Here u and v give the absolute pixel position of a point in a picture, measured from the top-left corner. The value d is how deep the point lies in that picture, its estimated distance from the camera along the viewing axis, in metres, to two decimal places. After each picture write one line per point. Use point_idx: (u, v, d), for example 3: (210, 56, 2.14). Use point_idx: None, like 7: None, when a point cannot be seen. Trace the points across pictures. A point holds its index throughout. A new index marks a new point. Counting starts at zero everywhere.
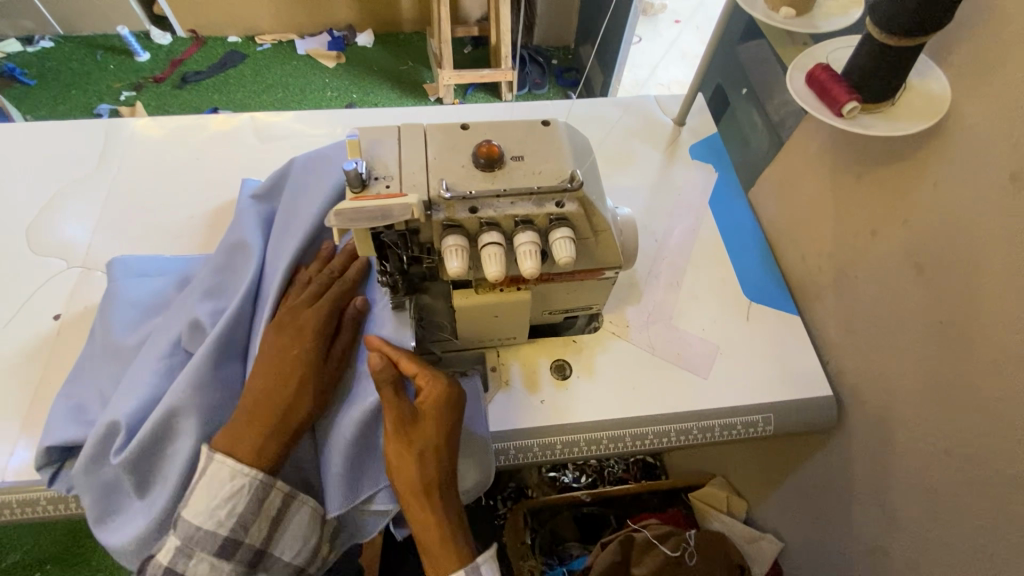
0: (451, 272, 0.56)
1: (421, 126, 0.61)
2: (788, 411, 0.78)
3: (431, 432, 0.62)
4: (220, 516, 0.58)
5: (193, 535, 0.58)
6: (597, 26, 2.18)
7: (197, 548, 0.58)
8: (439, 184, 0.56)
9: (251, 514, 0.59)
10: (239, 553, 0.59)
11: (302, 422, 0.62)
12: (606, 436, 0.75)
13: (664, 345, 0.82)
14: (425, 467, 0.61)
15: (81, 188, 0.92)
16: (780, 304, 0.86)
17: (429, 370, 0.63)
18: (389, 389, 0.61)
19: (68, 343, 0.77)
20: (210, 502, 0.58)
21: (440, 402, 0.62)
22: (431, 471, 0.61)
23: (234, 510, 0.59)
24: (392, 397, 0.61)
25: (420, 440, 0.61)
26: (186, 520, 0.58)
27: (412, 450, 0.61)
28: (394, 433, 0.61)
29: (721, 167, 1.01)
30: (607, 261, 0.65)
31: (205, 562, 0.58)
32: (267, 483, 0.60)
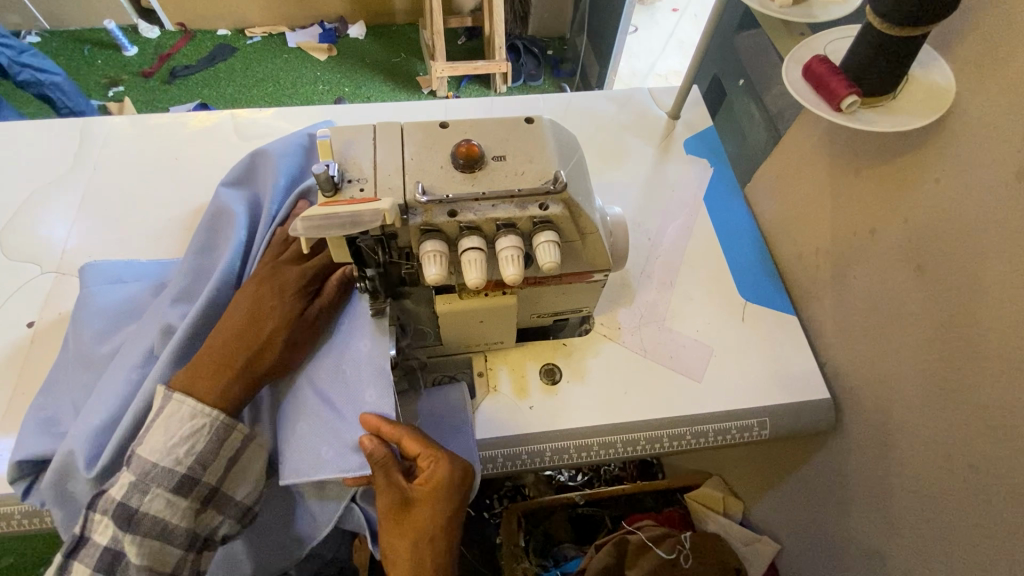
0: (429, 279, 0.53)
1: (398, 125, 0.58)
2: (785, 414, 0.76)
3: (427, 520, 0.61)
4: (178, 454, 0.58)
5: (149, 471, 0.57)
6: (593, 16, 2.14)
7: (154, 485, 0.57)
8: (416, 187, 0.54)
9: (211, 453, 0.60)
10: (197, 490, 0.59)
11: (267, 369, 0.63)
12: (597, 443, 0.73)
13: (656, 348, 0.79)
14: (420, 554, 0.61)
15: (55, 190, 0.89)
16: (776, 304, 0.84)
17: (430, 450, 0.61)
18: (384, 472, 0.61)
19: (42, 351, 0.75)
20: (167, 440, 0.58)
21: (439, 491, 0.61)
22: (427, 557, 0.61)
23: (193, 448, 0.59)
24: (388, 482, 0.61)
25: (415, 527, 0.61)
26: (142, 457, 0.57)
27: (407, 537, 0.61)
28: (388, 517, 0.61)
29: (717, 162, 0.98)
30: (595, 264, 0.63)
31: (162, 499, 0.57)
32: (229, 424, 0.61)
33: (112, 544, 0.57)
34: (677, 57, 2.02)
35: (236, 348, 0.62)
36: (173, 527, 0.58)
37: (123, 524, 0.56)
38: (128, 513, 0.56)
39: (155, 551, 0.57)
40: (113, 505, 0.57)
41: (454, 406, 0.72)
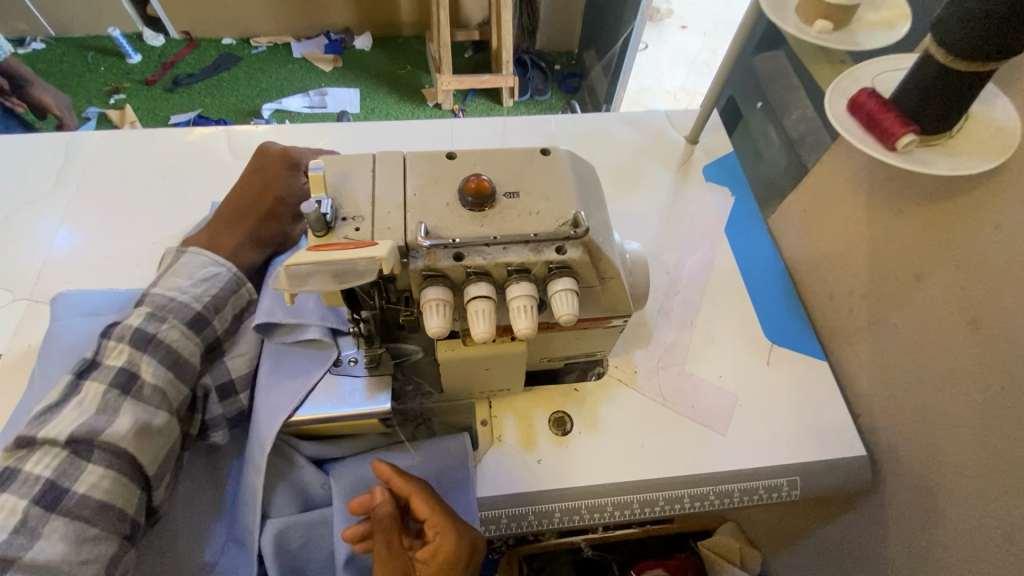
0: (430, 331, 0.47)
1: (400, 154, 0.53)
2: (816, 473, 0.69)
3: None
4: (195, 292, 0.62)
5: (166, 303, 0.60)
6: (603, 32, 2.10)
7: (171, 316, 0.60)
8: (417, 228, 0.48)
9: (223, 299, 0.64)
10: (206, 331, 0.62)
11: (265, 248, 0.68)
12: (610, 502, 0.66)
13: (676, 395, 0.73)
14: None
15: (35, 210, 0.84)
16: (804, 349, 0.77)
17: (438, 516, 0.56)
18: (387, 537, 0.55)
19: (10, 386, 0.69)
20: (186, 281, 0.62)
21: (442, 565, 0.54)
22: None
23: (208, 292, 0.63)
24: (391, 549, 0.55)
25: None
26: (158, 293, 0.61)
27: None
28: None
29: (738, 191, 0.92)
30: (614, 311, 0.56)
31: (177, 330, 0.60)
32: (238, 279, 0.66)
33: (128, 365, 0.56)
34: (688, 75, 1.97)
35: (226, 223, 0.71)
36: (186, 360, 0.60)
37: (140, 346, 0.57)
38: (146, 334, 0.58)
39: (171, 379, 0.58)
40: (130, 330, 0.58)
41: (450, 463, 0.65)
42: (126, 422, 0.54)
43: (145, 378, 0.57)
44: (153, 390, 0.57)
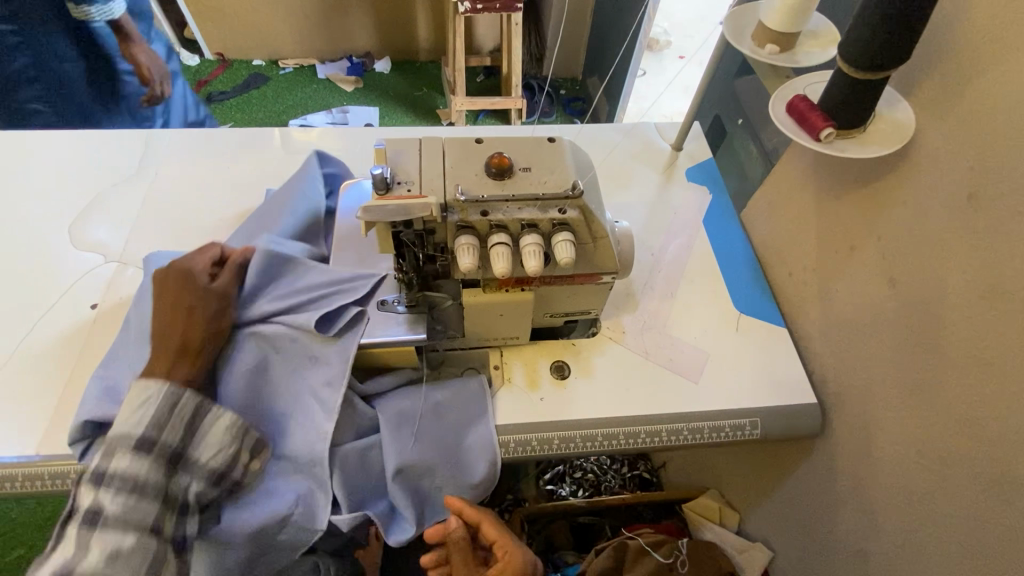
0: (462, 267, 0.62)
1: (440, 138, 0.68)
2: (774, 415, 0.82)
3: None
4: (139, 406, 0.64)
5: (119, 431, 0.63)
6: (604, 59, 2.30)
7: (118, 440, 0.62)
8: (455, 189, 0.63)
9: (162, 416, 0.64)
10: (157, 449, 0.63)
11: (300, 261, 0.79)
12: (601, 433, 0.79)
13: (658, 351, 0.87)
14: None
15: (120, 192, 1.00)
16: (768, 317, 0.92)
17: (503, 539, 0.80)
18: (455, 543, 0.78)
19: (103, 329, 0.84)
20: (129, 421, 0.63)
21: (508, 574, 0.78)
22: None
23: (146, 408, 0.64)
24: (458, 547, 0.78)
25: None
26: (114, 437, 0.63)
27: None
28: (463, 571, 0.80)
29: (716, 189, 1.08)
30: (604, 267, 0.71)
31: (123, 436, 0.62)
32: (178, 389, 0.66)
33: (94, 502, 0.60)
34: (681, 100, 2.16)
35: (160, 357, 0.69)
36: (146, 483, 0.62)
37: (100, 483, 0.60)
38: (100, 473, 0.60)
39: (135, 472, 0.61)
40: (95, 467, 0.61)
41: (470, 400, 0.78)
42: (111, 499, 0.59)
43: (114, 471, 0.61)
44: (120, 480, 0.60)
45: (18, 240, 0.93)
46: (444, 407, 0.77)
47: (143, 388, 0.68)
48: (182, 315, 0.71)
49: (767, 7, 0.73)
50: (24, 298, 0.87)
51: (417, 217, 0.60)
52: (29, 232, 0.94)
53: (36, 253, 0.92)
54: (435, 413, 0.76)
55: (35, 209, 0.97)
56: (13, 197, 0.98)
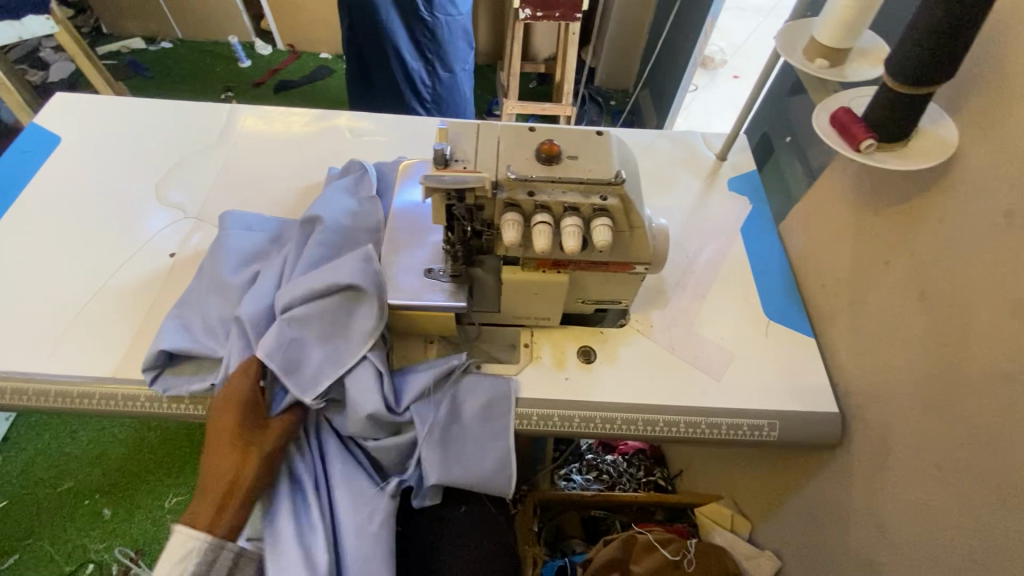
0: (505, 241, 0.67)
1: (497, 124, 0.74)
2: (795, 420, 0.84)
3: None
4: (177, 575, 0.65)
5: None
6: (659, 73, 2.34)
7: None
8: (507, 169, 0.68)
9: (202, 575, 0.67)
10: None
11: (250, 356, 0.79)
12: (620, 417, 0.82)
13: (684, 347, 0.89)
14: None
15: (203, 157, 1.11)
16: (796, 326, 0.93)
17: None
18: None
19: (176, 276, 0.93)
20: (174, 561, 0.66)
21: None
22: None
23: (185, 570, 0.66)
24: None
25: None
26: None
27: None
28: None
29: (756, 200, 1.10)
30: (638, 256, 0.74)
31: None
32: (216, 546, 0.67)
33: None
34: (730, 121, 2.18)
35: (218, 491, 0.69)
36: None
37: None
38: None
39: None
40: None
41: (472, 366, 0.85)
42: None
43: None
44: None
45: (110, 192, 1.04)
46: (450, 401, 0.80)
47: (209, 482, 0.70)
48: (247, 422, 0.72)
49: (820, 23, 0.76)
50: (113, 243, 0.97)
51: (472, 189, 0.67)
52: (122, 186, 1.06)
53: (124, 204, 1.03)
54: (446, 413, 0.79)
55: (129, 167, 1.09)
56: (111, 154, 1.10)
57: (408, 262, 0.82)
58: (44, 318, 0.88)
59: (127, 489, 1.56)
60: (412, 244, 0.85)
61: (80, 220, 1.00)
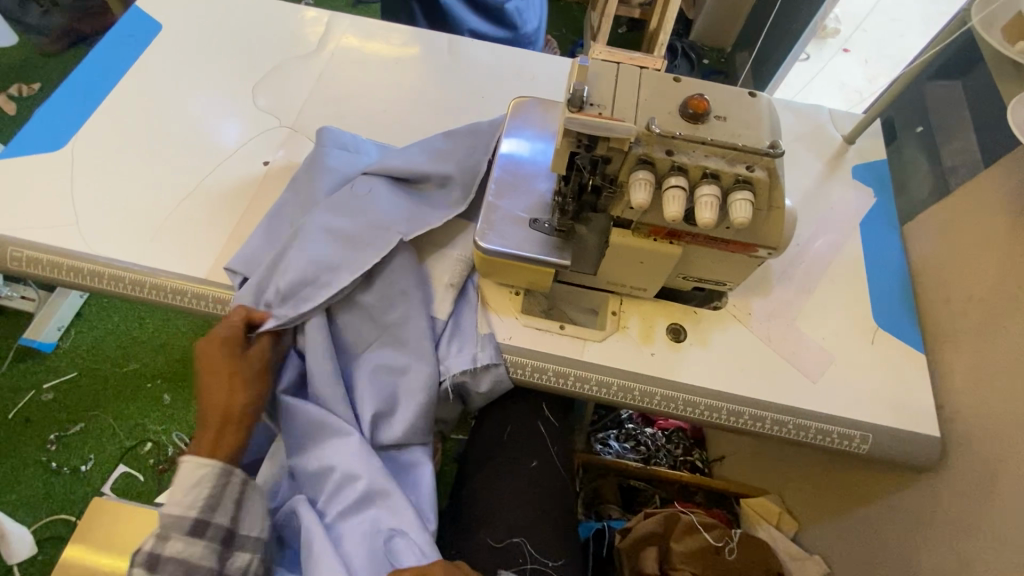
0: (633, 202, 0.61)
1: (639, 70, 0.67)
2: (890, 436, 0.78)
3: None
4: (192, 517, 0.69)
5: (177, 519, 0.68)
6: (765, 34, 2.13)
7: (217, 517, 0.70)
8: (648, 121, 0.62)
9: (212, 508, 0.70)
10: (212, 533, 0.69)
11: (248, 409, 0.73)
12: (704, 402, 0.79)
13: (781, 341, 0.84)
14: None
15: (300, 64, 1.06)
16: (907, 338, 0.86)
17: None
18: None
19: (268, 187, 0.92)
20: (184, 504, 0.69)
21: None
22: None
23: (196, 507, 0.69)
24: None
25: None
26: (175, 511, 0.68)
27: None
28: None
29: (882, 193, 0.99)
30: (766, 239, 0.67)
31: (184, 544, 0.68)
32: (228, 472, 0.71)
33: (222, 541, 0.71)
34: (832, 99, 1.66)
35: (219, 416, 0.71)
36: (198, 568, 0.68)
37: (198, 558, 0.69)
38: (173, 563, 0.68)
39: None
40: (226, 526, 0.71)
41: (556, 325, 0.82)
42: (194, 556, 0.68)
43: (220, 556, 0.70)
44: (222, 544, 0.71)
45: (206, 91, 1.02)
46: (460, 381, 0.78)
47: (204, 409, 0.72)
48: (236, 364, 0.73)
49: None
50: (206, 143, 0.96)
51: (607, 138, 0.61)
52: (218, 85, 1.03)
53: (219, 105, 1.00)
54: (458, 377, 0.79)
55: (224, 66, 1.05)
56: (208, 49, 1.07)
57: (509, 207, 0.78)
58: (139, 210, 0.88)
59: (185, 378, 1.50)
60: (516, 187, 0.80)
61: (177, 115, 0.98)
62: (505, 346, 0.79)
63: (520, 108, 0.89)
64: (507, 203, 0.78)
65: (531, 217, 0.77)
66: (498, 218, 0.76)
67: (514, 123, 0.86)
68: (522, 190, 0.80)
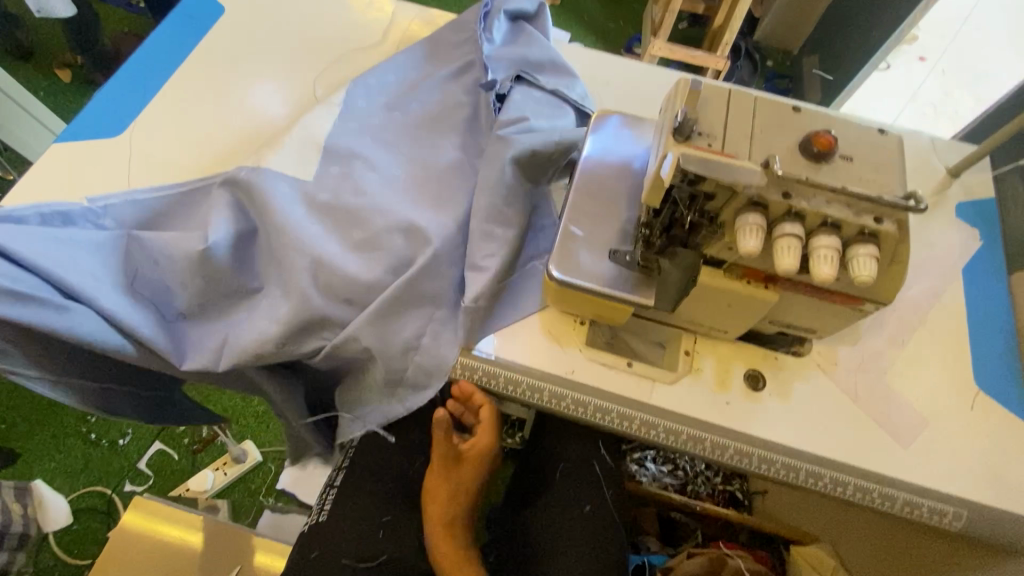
0: (740, 249, 0.54)
1: (753, 95, 0.59)
2: (987, 515, 0.71)
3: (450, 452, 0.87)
4: None
5: None
6: (837, 39, 2.00)
7: None
8: (765, 159, 0.54)
9: None
10: None
11: None
12: (783, 462, 0.72)
13: (869, 399, 0.76)
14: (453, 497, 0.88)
15: (362, 57, 1.01)
16: (1011, 404, 0.77)
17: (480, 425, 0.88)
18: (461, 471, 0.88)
19: None
20: None
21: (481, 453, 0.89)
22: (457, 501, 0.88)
23: None
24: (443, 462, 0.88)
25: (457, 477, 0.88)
26: None
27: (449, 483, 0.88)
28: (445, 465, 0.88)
29: (989, 236, 0.90)
30: (879, 297, 0.60)
31: None
32: None
33: None
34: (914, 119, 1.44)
35: None
36: None
37: None
38: None
39: None
40: None
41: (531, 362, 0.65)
42: None
43: None
44: None
45: (267, 78, 0.98)
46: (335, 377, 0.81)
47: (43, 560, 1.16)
48: None
49: None
50: (260, 136, 0.92)
51: (718, 175, 0.54)
52: (280, 73, 0.99)
53: (276, 96, 0.96)
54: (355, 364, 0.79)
55: (282, 55, 1.01)
56: (267, 37, 1.02)
57: (585, 235, 0.71)
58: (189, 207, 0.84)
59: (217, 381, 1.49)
60: (595, 212, 0.73)
61: (231, 105, 0.94)
62: (567, 380, 0.74)
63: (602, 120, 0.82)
64: (584, 231, 0.72)
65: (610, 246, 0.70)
66: (574, 246, 0.70)
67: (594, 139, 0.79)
68: (600, 214, 0.73)
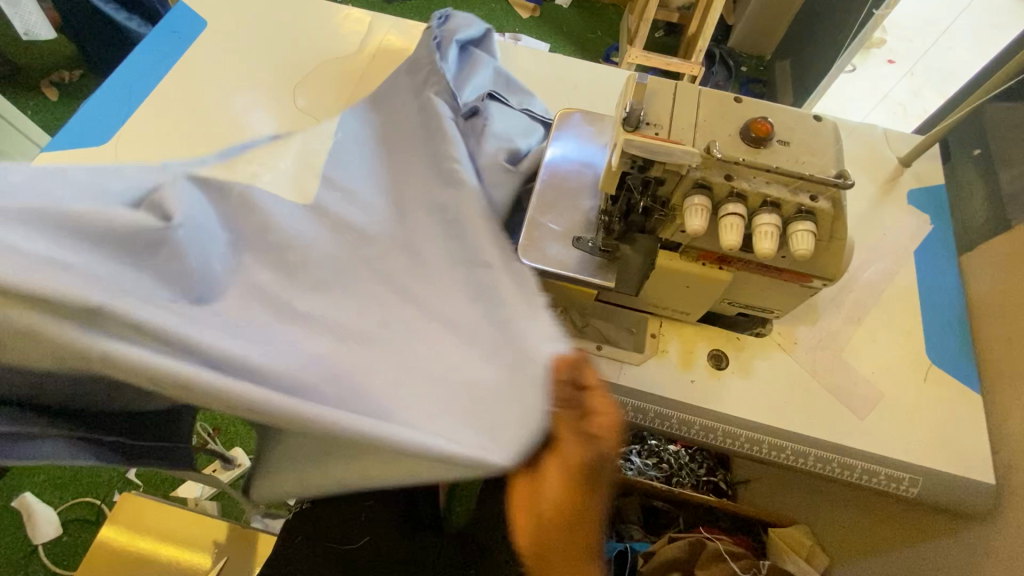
0: (688, 228, 0.58)
1: (698, 87, 0.64)
2: (941, 480, 0.74)
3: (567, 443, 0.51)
4: None
5: None
6: (807, 43, 2.07)
7: None
8: (708, 145, 0.59)
9: None
10: None
11: None
12: (746, 435, 0.76)
13: (828, 375, 0.80)
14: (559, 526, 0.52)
15: (341, 66, 1.06)
16: (962, 376, 0.82)
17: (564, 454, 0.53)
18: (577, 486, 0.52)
19: None
20: None
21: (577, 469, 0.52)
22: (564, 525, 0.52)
23: None
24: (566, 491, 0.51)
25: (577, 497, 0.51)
26: None
27: (558, 476, 0.52)
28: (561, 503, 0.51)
29: (939, 220, 0.95)
30: (823, 272, 0.64)
31: None
32: None
33: None
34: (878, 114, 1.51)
35: None
36: None
37: None
38: None
39: None
40: None
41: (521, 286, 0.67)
42: None
43: None
44: None
45: (249, 88, 1.02)
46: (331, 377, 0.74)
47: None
48: None
49: None
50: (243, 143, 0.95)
51: (665, 160, 0.58)
52: (261, 83, 1.03)
53: (258, 104, 1.00)
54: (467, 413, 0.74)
55: (263, 66, 1.05)
56: (249, 48, 1.07)
57: (550, 225, 0.75)
58: None
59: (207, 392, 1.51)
60: (559, 204, 0.77)
61: (214, 114, 0.98)
62: None
63: (566, 119, 0.86)
64: (548, 221, 0.76)
65: (573, 234, 0.74)
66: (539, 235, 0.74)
67: (558, 136, 0.83)
68: (564, 206, 0.77)
